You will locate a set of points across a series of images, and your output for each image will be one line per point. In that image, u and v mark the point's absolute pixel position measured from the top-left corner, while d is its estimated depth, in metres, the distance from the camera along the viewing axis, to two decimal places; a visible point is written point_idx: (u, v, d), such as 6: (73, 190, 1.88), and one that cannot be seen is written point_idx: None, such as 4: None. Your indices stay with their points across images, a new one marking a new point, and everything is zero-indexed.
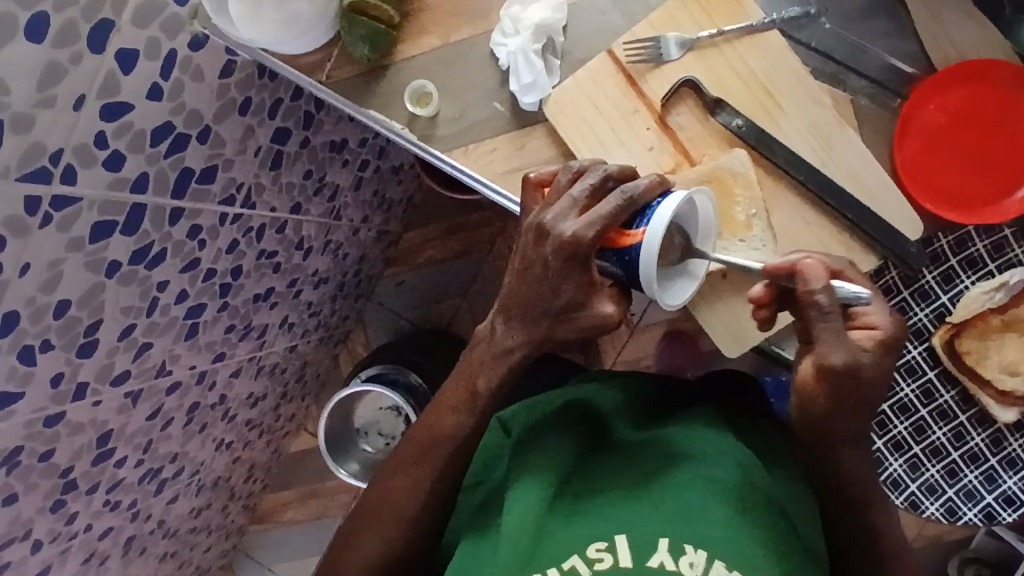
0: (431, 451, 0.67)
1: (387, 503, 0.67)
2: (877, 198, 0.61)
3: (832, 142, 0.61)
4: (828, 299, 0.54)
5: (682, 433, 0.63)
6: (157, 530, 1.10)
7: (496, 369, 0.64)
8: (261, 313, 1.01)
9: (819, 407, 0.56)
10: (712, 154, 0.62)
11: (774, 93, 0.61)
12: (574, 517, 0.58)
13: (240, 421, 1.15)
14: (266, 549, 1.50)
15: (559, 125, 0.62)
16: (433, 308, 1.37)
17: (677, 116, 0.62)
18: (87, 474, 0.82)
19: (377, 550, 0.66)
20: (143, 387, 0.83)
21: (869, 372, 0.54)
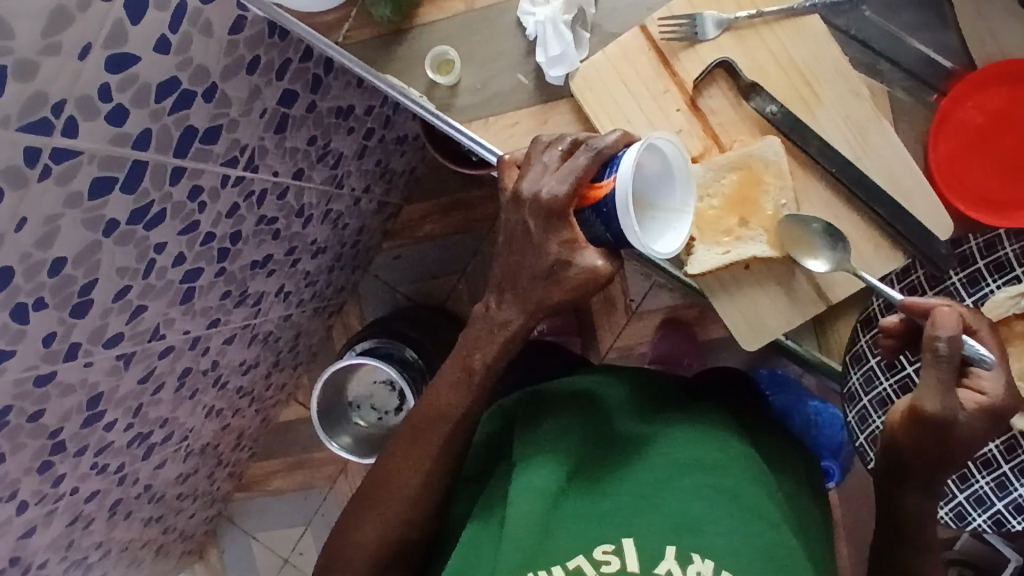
0: (427, 428, 0.65)
1: (390, 484, 0.66)
2: (910, 196, 0.60)
3: (867, 134, 0.59)
4: (949, 349, 0.54)
5: (690, 435, 0.63)
6: (144, 495, 1.08)
7: (496, 347, 0.62)
8: (257, 280, 0.99)
9: (901, 443, 0.59)
10: (744, 141, 0.60)
11: (811, 81, 0.59)
12: (580, 516, 0.58)
13: (231, 388, 1.13)
14: (251, 517, 1.49)
15: (586, 102, 0.60)
16: (430, 284, 1.36)
17: (709, 98, 0.60)
18: (76, 436, 0.81)
19: (382, 529, 0.66)
20: (136, 349, 0.81)
21: (961, 428, 0.56)
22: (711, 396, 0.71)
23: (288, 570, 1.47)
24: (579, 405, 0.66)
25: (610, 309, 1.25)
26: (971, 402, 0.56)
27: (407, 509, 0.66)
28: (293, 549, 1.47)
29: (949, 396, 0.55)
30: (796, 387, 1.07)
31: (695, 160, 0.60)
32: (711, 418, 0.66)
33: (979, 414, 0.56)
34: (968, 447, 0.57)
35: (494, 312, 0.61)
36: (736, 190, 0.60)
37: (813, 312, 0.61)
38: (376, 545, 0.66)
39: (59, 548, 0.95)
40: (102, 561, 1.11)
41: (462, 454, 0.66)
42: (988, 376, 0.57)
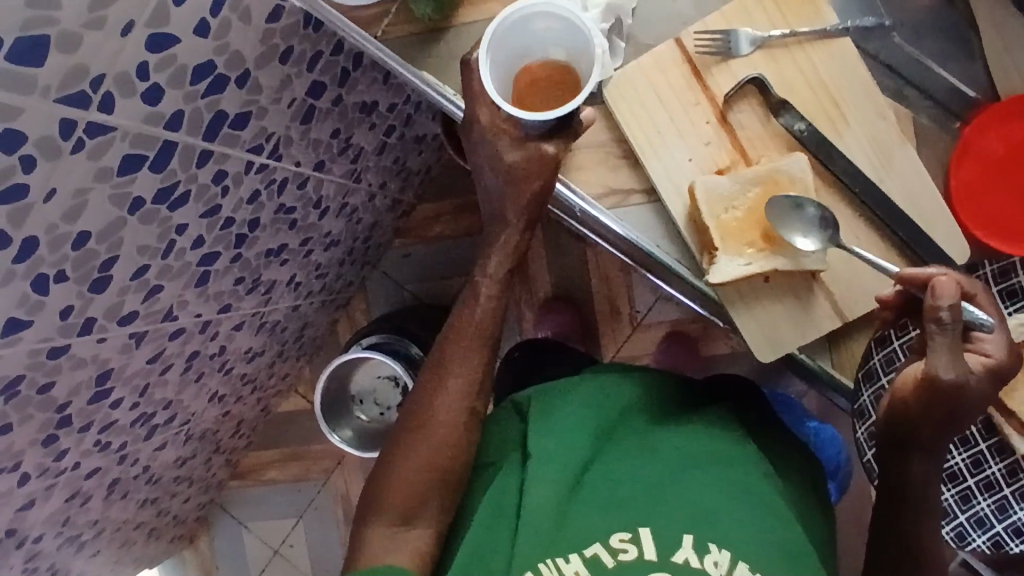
0: (446, 364, 0.71)
1: (421, 423, 0.70)
2: (930, 220, 0.61)
3: (892, 158, 0.60)
4: (952, 317, 0.54)
5: (696, 433, 0.68)
6: (142, 476, 1.09)
7: (495, 254, 0.70)
8: (271, 268, 1.00)
9: (909, 411, 0.58)
10: (770, 157, 0.61)
11: (839, 102, 0.60)
12: (595, 507, 0.63)
13: (236, 374, 1.14)
14: (244, 506, 1.51)
15: (618, 110, 0.61)
16: (439, 283, 1.38)
17: (739, 113, 0.61)
18: (82, 412, 0.81)
19: (411, 469, 0.69)
20: (148, 328, 0.81)
21: (973, 392, 0.55)
22: (722, 399, 0.76)
23: (277, 561, 1.49)
24: (591, 401, 0.71)
25: (614, 319, 1.26)
26: (978, 363, 0.56)
27: (435, 457, 0.69)
28: (284, 541, 1.49)
29: (960, 361, 0.55)
30: (795, 407, 1.05)
31: (721, 172, 0.61)
32: (718, 419, 0.71)
33: (988, 376, 0.56)
34: (977, 410, 0.57)
35: (495, 254, 0.70)
36: (761, 201, 0.61)
37: (827, 326, 0.62)
38: (407, 495, 0.68)
39: (54, 523, 0.95)
40: (95, 540, 1.11)
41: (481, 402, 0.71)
42: (990, 339, 0.57)
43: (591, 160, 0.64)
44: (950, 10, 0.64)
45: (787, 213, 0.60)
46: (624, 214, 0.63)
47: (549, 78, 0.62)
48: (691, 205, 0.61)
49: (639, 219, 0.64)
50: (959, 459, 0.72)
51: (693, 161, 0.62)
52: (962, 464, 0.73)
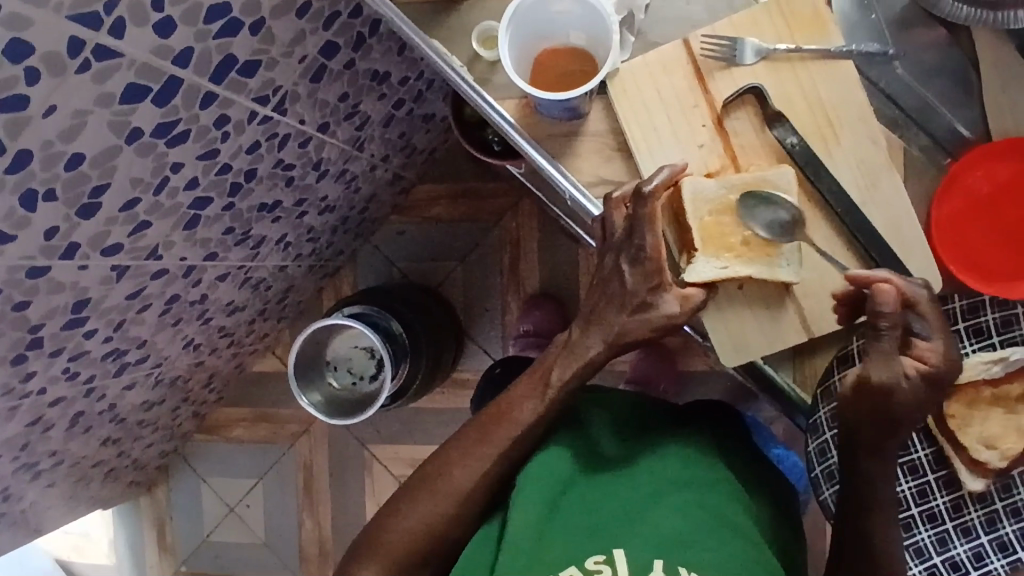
0: (494, 434, 0.71)
1: (439, 477, 0.72)
2: (908, 248, 0.61)
3: (878, 182, 0.61)
4: (887, 323, 0.57)
5: (671, 456, 0.72)
6: (107, 413, 1.09)
7: (571, 365, 0.69)
8: (262, 224, 1.00)
9: (850, 409, 0.62)
10: (760, 166, 0.62)
11: (833, 121, 0.61)
12: (572, 531, 0.67)
13: (214, 325, 1.14)
14: (205, 461, 1.51)
15: (619, 103, 0.62)
16: (429, 264, 1.40)
17: (735, 120, 0.62)
18: (55, 337, 0.81)
19: (419, 524, 0.71)
20: (131, 264, 0.82)
21: (902, 397, 0.59)
22: (696, 418, 0.80)
23: (232, 519, 1.50)
24: (574, 426, 0.74)
25: None
26: (909, 369, 0.59)
27: (447, 515, 0.71)
28: (241, 500, 1.49)
29: (892, 364, 0.58)
30: (762, 431, 1.02)
31: (710, 176, 0.62)
32: (695, 443, 0.75)
33: (918, 383, 0.59)
34: (912, 412, 0.60)
35: (568, 369, 0.69)
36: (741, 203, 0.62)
37: (794, 339, 0.63)
38: (410, 541, 0.71)
39: (13, 447, 0.95)
40: (51, 471, 1.11)
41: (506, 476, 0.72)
42: (927, 346, 0.59)
43: (586, 149, 0.65)
44: (955, 48, 0.62)
45: (746, 209, 0.61)
46: None
47: (562, 63, 0.64)
48: (677, 202, 0.62)
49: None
50: (906, 487, 0.73)
51: (685, 161, 0.62)
52: (908, 492, 0.73)
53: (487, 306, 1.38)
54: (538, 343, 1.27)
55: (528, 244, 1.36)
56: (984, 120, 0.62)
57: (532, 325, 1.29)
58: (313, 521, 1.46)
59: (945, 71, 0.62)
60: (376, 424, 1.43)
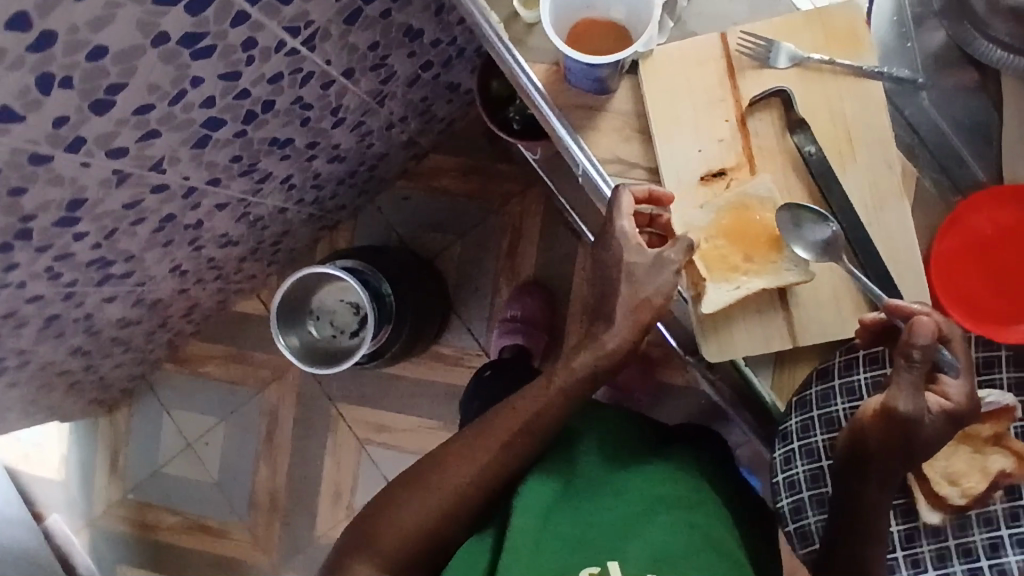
0: (507, 429, 0.72)
1: (441, 471, 0.72)
2: (904, 275, 0.61)
3: (885, 206, 0.61)
4: (922, 355, 0.55)
5: (663, 474, 0.76)
6: (82, 322, 1.08)
7: (589, 358, 0.68)
8: (270, 159, 0.99)
9: (869, 436, 0.60)
10: (773, 169, 0.62)
11: (853, 138, 0.61)
12: (567, 540, 0.71)
13: (205, 255, 1.14)
14: (171, 392, 1.50)
15: (647, 84, 0.62)
16: (428, 234, 1.39)
17: (757, 121, 0.62)
18: (45, 231, 0.81)
19: (417, 514, 0.71)
20: (133, 172, 0.81)
21: (925, 432, 0.56)
22: (681, 442, 0.83)
23: (187, 455, 1.49)
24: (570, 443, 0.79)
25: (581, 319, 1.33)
26: (935, 405, 0.57)
27: (445, 505, 0.72)
28: (200, 437, 1.48)
29: (919, 396, 0.56)
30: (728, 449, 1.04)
31: (723, 171, 0.62)
32: (683, 465, 0.78)
33: (943, 419, 0.56)
34: (929, 448, 0.58)
35: (584, 361, 0.68)
36: (729, 223, 0.62)
37: (777, 345, 0.63)
38: (406, 538, 0.71)
39: None
40: (16, 372, 1.09)
41: (507, 472, 0.73)
42: (954, 384, 0.57)
43: (607, 126, 0.65)
44: (982, 93, 0.63)
45: (788, 230, 0.60)
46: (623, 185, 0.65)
47: (598, 38, 0.64)
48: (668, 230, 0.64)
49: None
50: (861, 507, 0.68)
51: (701, 152, 0.62)
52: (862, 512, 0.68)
53: (477, 286, 1.38)
54: (523, 330, 1.28)
55: (529, 233, 1.36)
56: (999, 166, 0.62)
57: (520, 310, 1.30)
58: (268, 470, 1.45)
59: (969, 110, 0.63)
60: (347, 384, 1.42)
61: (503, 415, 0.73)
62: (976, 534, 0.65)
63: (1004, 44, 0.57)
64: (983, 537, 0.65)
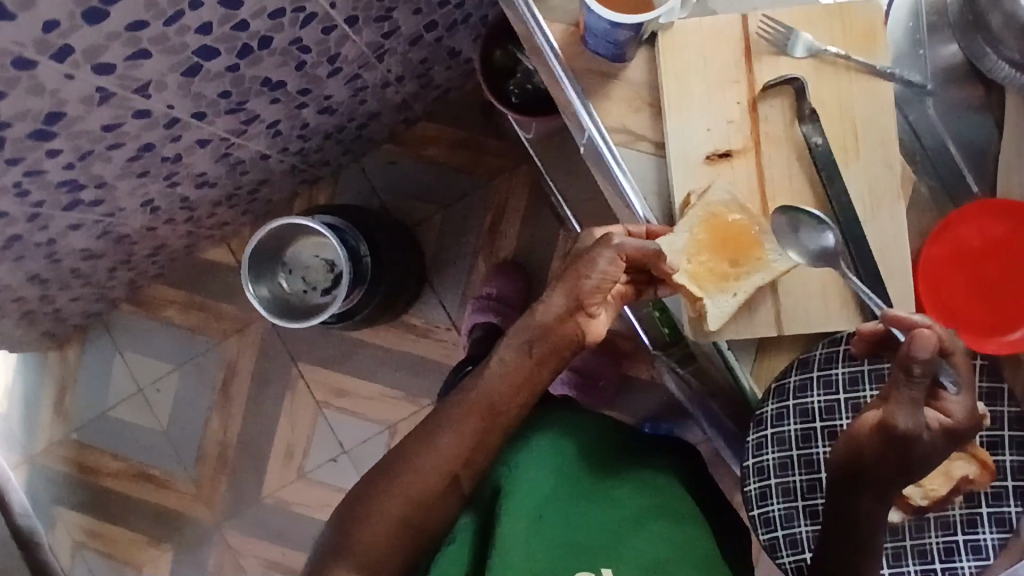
0: (476, 423, 0.70)
1: (413, 467, 0.70)
2: (894, 277, 0.61)
3: (882, 206, 0.61)
4: (923, 371, 0.55)
5: (649, 479, 0.78)
6: (43, 248, 1.03)
7: (550, 342, 0.68)
8: (259, 100, 0.96)
9: (867, 452, 0.60)
10: (778, 156, 0.61)
11: (858, 135, 0.61)
12: (559, 544, 0.71)
13: (179, 193, 1.10)
14: (126, 334, 1.45)
15: (663, 57, 0.62)
16: (410, 202, 1.37)
17: (768, 107, 0.61)
18: (18, 144, 0.77)
19: (394, 513, 0.70)
20: (118, 92, 0.77)
21: (923, 447, 0.58)
22: (648, 438, 0.85)
23: (136, 400, 1.44)
24: (564, 441, 0.78)
25: None
26: (934, 421, 0.58)
27: (420, 502, 0.70)
28: (152, 383, 1.44)
29: (919, 413, 0.57)
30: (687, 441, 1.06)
31: (730, 153, 0.62)
32: (663, 470, 0.80)
33: (942, 436, 0.58)
34: (927, 463, 0.59)
35: (543, 345, 0.68)
36: (707, 238, 0.63)
37: (763, 332, 0.63)
38: (378, 547, 0.70)
39: None
40: None
41: (472, 460, 0.70)
42: (955, 400, 0.58)
43: (617, 95, 0.65)
44: (982, 108, 0.64)
45: (784, 233, 0.61)
46: (628, 155, 0.64)
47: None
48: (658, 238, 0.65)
49: (639, 167, 0.64)
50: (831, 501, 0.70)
51: (710, 132, 0.62)
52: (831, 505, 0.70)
53: (455, 260, 1.37)
54: (498, 309, 1.27)
55: (513, 211, 1.35)
56: (991, 182, 0.64)
57: (496, 290, 1.29)
58: (220, 423, 1.42)
59: (968, 124, 0.64)
60: (312, 344, 1.40)
61: (453, 414, 0.70)
62: (932, 537, 0.67)
63: (1013, 62, 0.58)
64: (938, 541, 0.67)
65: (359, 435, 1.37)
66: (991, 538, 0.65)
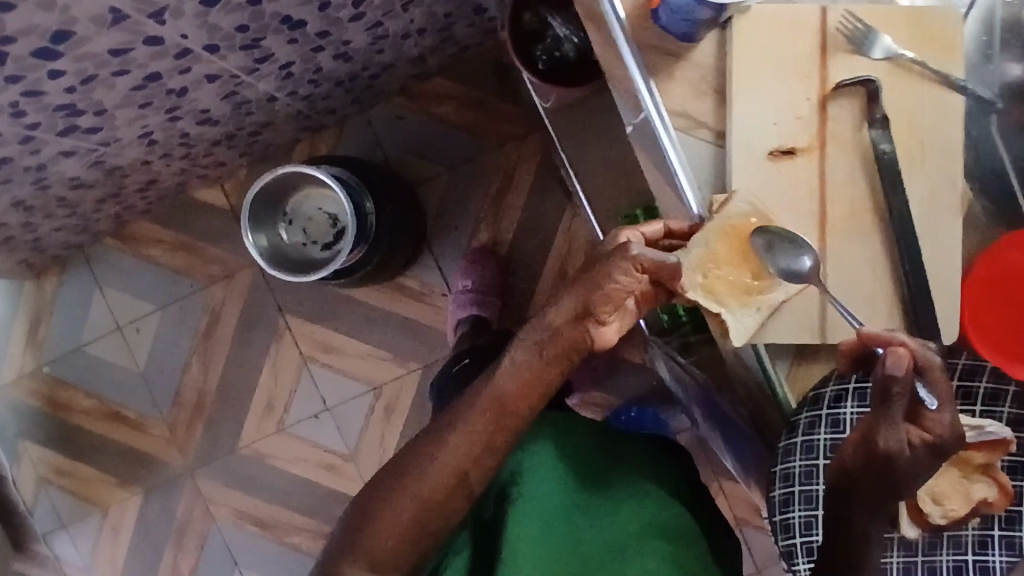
0: (482, 428, 0.68)
1: (422, 472, 0.69)
2: (946, 298, 0.57)
3: (938, 222, 0.57)
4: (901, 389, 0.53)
5: (656, 494, 0.79)
6: (31, 173, 0.97)
7: (559, 346, 0.65)
8: (275, 39, 0.91)
9: (851, 470, 0.59)
10: (841, 159, 0.57)
11: (925, 146, 0.57)
12: (565, 556, 0.73)
13: (179, 128, 1.05)
14: (107, 269, 1.39)
15: (735, 40, 0.58)
16: (415, 161, 1.33)
17: (837, 106, 0.57)
18: (19, 61, 0.71)
19: (403, 516, 0.69)
20: (131, 16, 0.72)
21: (904, 464, 0.55)
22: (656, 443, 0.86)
23: (114, 339, 1.40)
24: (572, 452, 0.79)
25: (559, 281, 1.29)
26: (914, 437, 0.55)
27: (431, 507, 0.69)
28: (132, 322, 1.39)
29: (898, 429, 0.55)
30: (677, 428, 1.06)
31: (792, 151, 0.58)
32: (669, 482, 0.81)
33: (924, 452, 0.55)
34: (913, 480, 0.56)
35: (553, 349, 0.65)
36: (725, 251, 0.59)
37: (805, 339, 0.59)
38: (387, 545, 0.70)
39: None
40: None
41: (478, 465, 0.69)
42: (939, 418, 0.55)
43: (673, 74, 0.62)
44: None
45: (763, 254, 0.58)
46: (683, 141, 0.61)
47: None
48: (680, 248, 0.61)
49: (695, 155, 0.61)
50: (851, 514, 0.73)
51: (773, 125, 0.58)
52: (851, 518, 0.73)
53: (456, 225, 1.33)
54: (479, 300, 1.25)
55: (521, 181, 1.31)
56: None
57: (473, 281, 1.26)
58: (200, 369, 1.38)
59: None
60: (301, 297, 1.36)
61: (459, 416, 0.69)
62: (942, 555, 0.69)
63: None
64: (949, 559, 0.69)
65: (343, 394, 1.35)
66: (999, 560, 0.67)
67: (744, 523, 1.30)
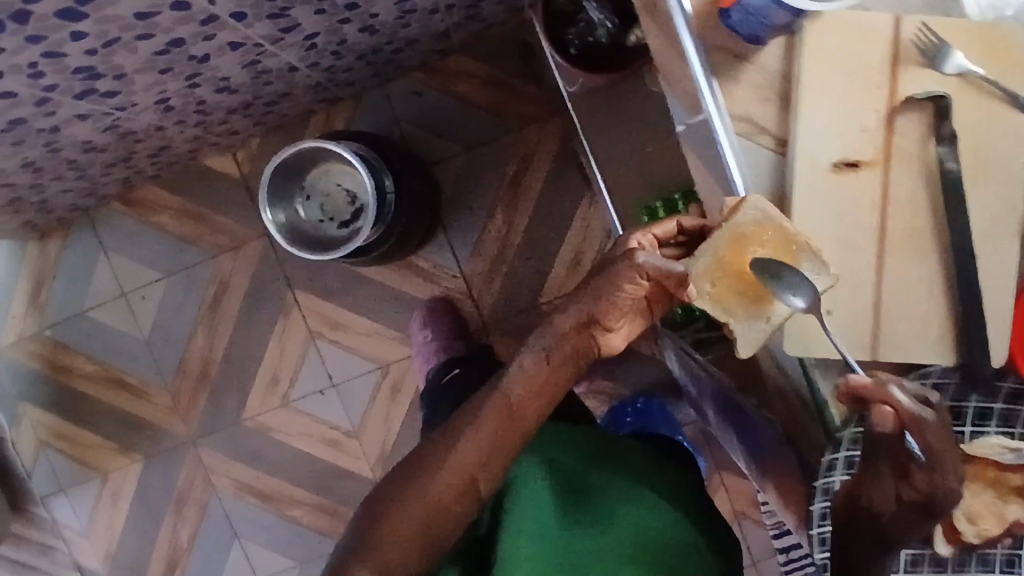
0: (495, 425, 0.68)
1: (433, 471, 0.67)
2: (997, 320, 0.57)
3: (997, 244, 0.56)
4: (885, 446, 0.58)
5: (651, 503, 0.79)
6: (44, 135, 0.95)
7: (570, 347, 0.67)
8: (303, 8, 0.88)
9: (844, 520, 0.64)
10: (905, 175, 0.57)
11: (989, 165, 0.56)
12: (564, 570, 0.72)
13: (197, 95, 1.02)
14: (113, 233, 1.37)
15: (806, 48, 0.57)
16: (432, 138, 1.31)
17: (905, 120, 0.56)
18: (42, 21, 0.68)
19: (412, 521, 0.66)
20: None
21: (892, 517, 0.60)
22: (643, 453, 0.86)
23: (118, 304, 1.38)
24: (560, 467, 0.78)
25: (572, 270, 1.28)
26: (905, 493, 0.59)
27: (442, 511, 0.67)
28: (137, 288, 1.37)
29: (884, 486, 0.60)
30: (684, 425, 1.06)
31: (856, 163, 0.57)
32: (660, 491, 0.82)
33: (912, 507, 0.59)
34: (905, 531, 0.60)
35: (563, 350, 0.67)
36: (732, 258, 0.60)
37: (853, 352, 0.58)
38: (396, 556, 0.65)
39: None
40: None
41: (491, 465, 0.68)
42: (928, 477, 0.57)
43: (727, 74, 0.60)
44: None
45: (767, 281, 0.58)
46: (744, 146, 0.60)
47: None
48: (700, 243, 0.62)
49: (754, 161, 0.60)
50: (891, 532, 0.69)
51: (839, 137, 0.57)
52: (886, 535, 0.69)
53: (471, 206, 1.31)
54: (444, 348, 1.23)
55: (539, 164, 1.29)
56: None
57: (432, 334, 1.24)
58: (206, 339, 1.36)
59: None
60: (311, 271, 1.34)
61: (470, 417, 0.68)
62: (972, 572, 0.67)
63: None
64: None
65: (349, 371, 1.34)
66: None
67: (743, 516, 1.31)
